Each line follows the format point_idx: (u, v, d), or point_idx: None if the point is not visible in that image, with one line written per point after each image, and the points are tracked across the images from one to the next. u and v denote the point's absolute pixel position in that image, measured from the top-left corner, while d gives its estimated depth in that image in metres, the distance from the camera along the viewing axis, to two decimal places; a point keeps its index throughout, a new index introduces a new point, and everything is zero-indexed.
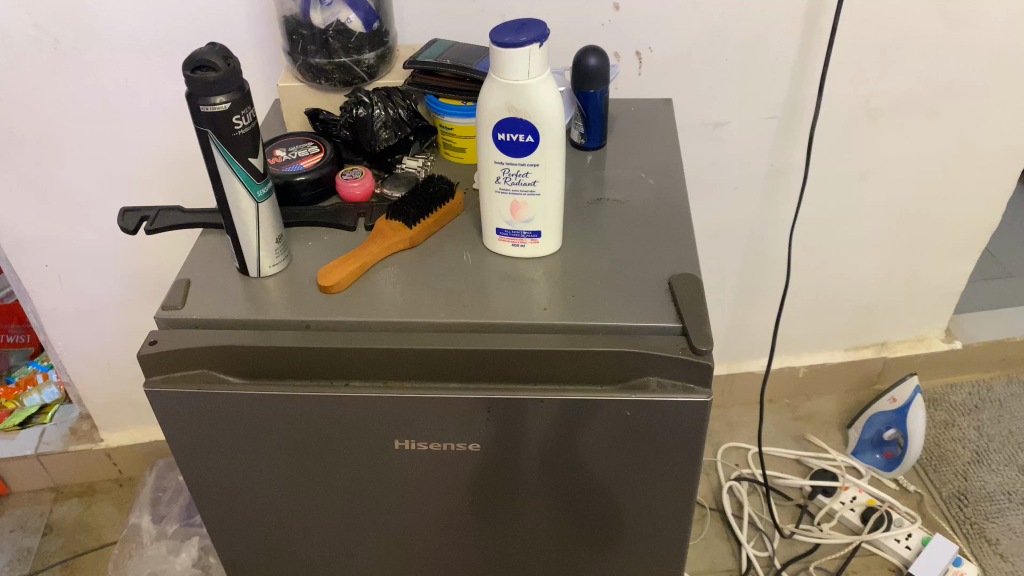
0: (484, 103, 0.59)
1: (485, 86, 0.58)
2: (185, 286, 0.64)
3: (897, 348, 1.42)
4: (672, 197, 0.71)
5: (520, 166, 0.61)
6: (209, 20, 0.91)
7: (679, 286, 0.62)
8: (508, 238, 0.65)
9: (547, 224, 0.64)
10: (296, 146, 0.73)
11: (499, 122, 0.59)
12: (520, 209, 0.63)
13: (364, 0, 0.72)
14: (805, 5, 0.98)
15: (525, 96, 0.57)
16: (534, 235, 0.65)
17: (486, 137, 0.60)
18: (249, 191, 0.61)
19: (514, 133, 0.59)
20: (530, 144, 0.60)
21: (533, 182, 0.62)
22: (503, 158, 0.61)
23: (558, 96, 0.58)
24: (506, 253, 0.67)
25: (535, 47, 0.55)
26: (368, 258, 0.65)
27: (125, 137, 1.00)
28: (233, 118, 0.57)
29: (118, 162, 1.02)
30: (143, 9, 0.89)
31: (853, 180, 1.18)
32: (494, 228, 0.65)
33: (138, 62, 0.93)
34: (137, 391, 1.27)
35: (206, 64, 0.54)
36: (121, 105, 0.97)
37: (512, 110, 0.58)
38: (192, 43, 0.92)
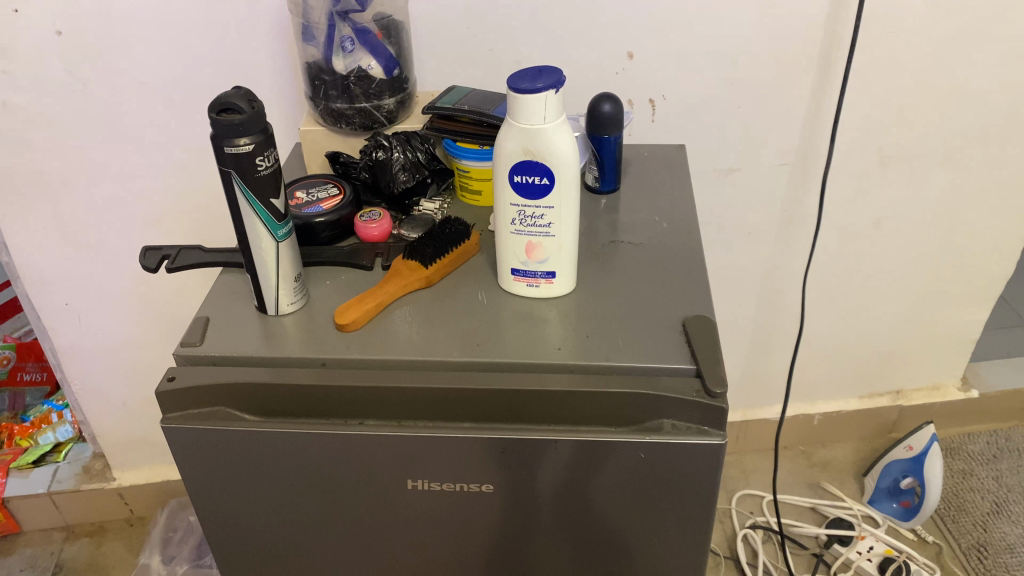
0: (501, 146, 0.60)
1: (502, 130, 0.60)
2: (203, 324, 0.65)
3: (913, 396, 1.41)
4: (684, 241, 0.72)
5: (535, 208, 0.62)
6: (233, 65, 0.93)
7: (693, 328, 0.62)
8: (523, 278, 0.66)
9: (561, 265, 0.65)
10: (317, 187, 0.74)
11: (515, 165, 0.60)
12: (535, 249, 0.64)
13: (385, 47, 0.74)
14: (817, 54, 1.00)
15: (541, 139, 0.58)
16: (549, 275, 0.65)
17: (503, 180, 0.61)
18: (270, 230, 0.62)
19: (530, 176, 0.60)
20: (546, 186, 0.61)
21: (549, 223, 0.63)
22: (519, 200, 0.62)
23: (575, 141, 0.60)
24: (520, 293, 0.67)
25: (551, 92, 0.57)
26: (384, 297, 0.66)
27: (148, 179, 1.02)
28: (256, 159, 0.58)
29: (140, 202, 1.04)
30: (171, 55, 0.92)
31: (866, 226, 1.18)
32: (509, 269, 0.66)
33: (164, 105, 0.96)
34: (151, 430, 1.28)
35: (232, 107, 0.56)
36: (146, 147, 0.99)
37: (529, 153, 0.59)
38: (216, 88, 0.95)
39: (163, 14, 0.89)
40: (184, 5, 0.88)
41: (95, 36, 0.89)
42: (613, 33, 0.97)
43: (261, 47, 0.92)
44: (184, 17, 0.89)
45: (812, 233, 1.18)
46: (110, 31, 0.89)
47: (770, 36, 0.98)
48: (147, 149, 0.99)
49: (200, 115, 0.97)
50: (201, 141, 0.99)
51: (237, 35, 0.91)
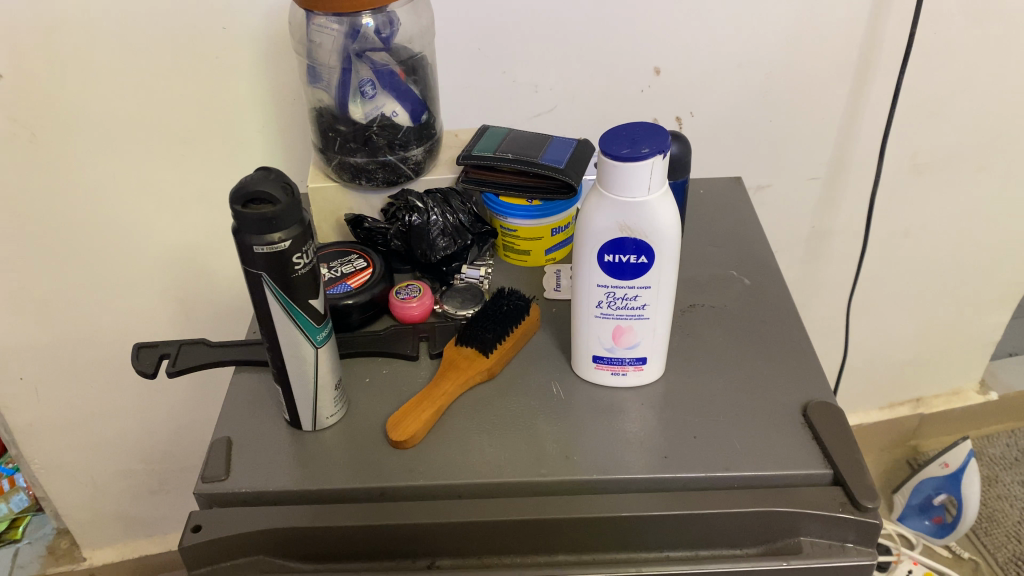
0: (587, 220, 0.49)
1: (589, 200, 0.49)
2: (226, 448, 0.53)
3: (933, 403, 1.36)
4: (773, 301, 0.62)
5: (628, 290, 0.52)
6: (207, 102, 0.80)
7: (818, 420, 0.53)
8: (607, 366, 0.55)
9: (654, 349, 0.54)
10: (339, 259, 0.63)
11: (606, 242, 0.50)
12: (624, 334, 0.54)
13: (410, 90, 0.63)
14: (856, 60, 0.91)
15: (643, 213, 0.48)
16: (639, 362, 0.55)
17: (589, 258, 0.51)
18: (308, 335, 0.50)
19: (625, 254, 0.50)
20: (643, 265, 0.50)
21: (643, 305, 0.52)
22: (608, 281, 0.51)
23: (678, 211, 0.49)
24: (600, 381, 0.57)
25: (659, 158, 0.46)
26: (443, 399, 0.55)
27: (111, 234, 0.88)
28: (292, 258, 0.47)
29: (103, 260, 0.90)
30: (134, 95, 0.78)
31: (896, 237, 1.11)
32: (589, 355, 0.55)
33: (128, 152, 0.82)
34: (127, 502, 1.14)
35: (261, 196, 0.45)
36: (106, 200, 0.85)
37: (626, 230, 0.49)
38: (190, 127, 0.82)
39: (125, 49, 0.75)
40: (148, 37, 0.75)
41: (42, 78, 0.75)
42: (638, 47, 0.86)
43: (241, 81, 0.80)
44: (149, 52, 0.76)
45: (840, 248, 1.10)
46: (62, 72, 0.75)
47: (807, 44, 0.89)
48: (108, 202, 0.86)
49: (172, 159, 0.84)
50: (173, 188, 0.86)
51: (212, 68, 0.78)
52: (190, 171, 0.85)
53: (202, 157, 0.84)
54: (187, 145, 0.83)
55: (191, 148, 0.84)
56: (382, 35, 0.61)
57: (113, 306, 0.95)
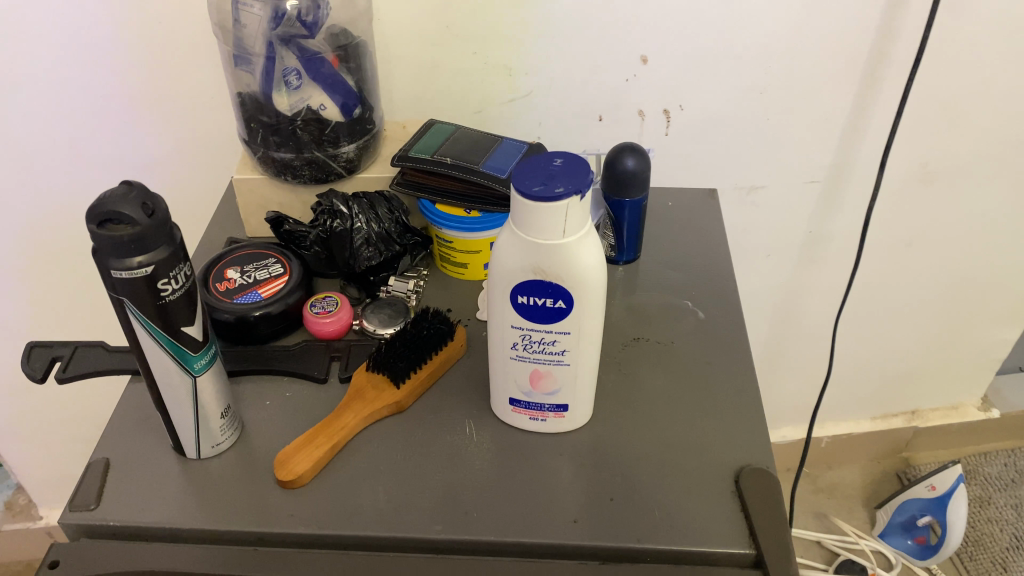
0: (498, 258, 0.44)
1: (501, 236, 0.44)
2: (103, 473, 0.49)
3: (929, 417, 1.29)
4: (726, 341, 0.57)
5: (545, 334, 0.46)
6: (149, 83, 0.73)
7: (750, 489, 0.47)
8: (525, 410, 0.50)
9: (577, 397, 0.49)
10: (254, 263, 0.58)
11: (519, 282, 0.44)
12: (542, 379, 0.48)
13: (343, 81, 0.57)
14: (864, 59, 0.83)
15: (558, 257, 0.42)
16: (559, 409, 0.49)
17: (502, 297, 0.45)
18: (182, 363, 0.45)
19: (540, 297, 0.44)
20: (560, 310, 0.45)
21: (562, 351, 0.47)
22: (523, 324, 0.46)
23: (602, 253, 0.44)
24: (519, 424, 0.51)
25: (576, 200, 0.40)
26: (341, 435, 0.50)
27: (51, 215, 0.82)
28: (158, 283, 0.42)
29: (45, 242, 0.85)
30: (69, 71, 0.72)
31: (899, 247, 1.03)
32: (506, 398, 0.50)
33: (65, 129, 0.76)
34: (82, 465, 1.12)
35: (118, 216, 0.40)
36: (44, 179, 0.79)
37: (540, 273, 0.43)
38: (132, 108, 0.75)
39: None
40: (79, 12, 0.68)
41: None
42: (621, 33, 0.79)
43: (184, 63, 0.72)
44: (80, 26, 0.69)
45: (838, 256, 1.03)
46: None
47: (810, 39, 0.81)
48: (47, 181, 0.80)
49: (114, 140, 0.77)
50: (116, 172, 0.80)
51: (150, 47, 0.71)
52: (134, 153, 0.79)
53: (147, 141, 0.78)
54: (130, 127, 0.76)
55: (135, 130, 0.77)
56: (305, 20, 0.54)
57: (56, 289, 0.89)
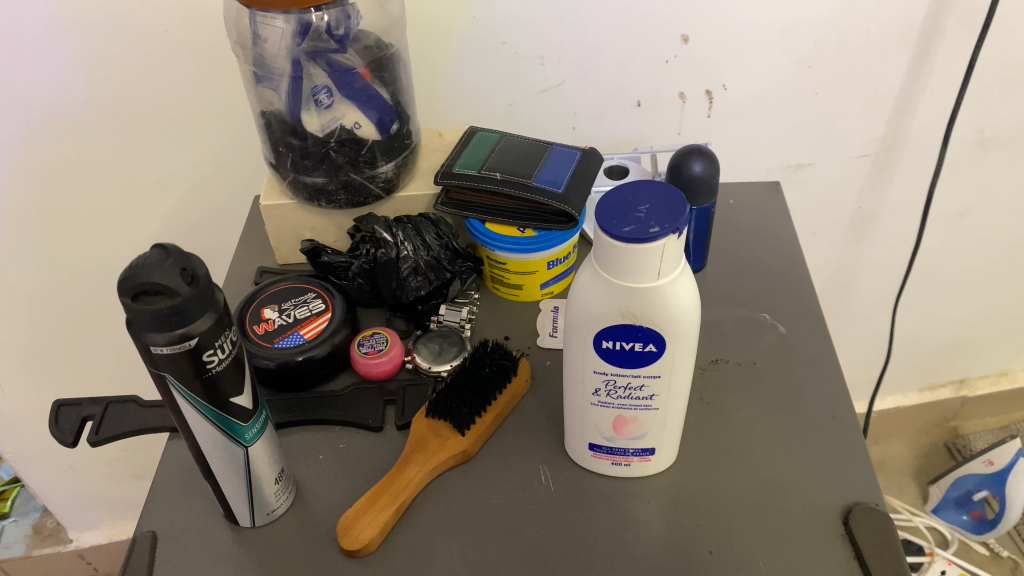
0: (578, 297, 0.39)
1: (582, 274, 0.39)
2: (151, 548, 0.45)
3: (978, 385, 1.25)
4: (811, 357, 0.53)
5: (633, 379, 0.41)
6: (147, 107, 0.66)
7: (863, 533, 0.43)
8: (607, 455, 0.46)
9: (665, 440, 0.44)
10: (293, 300, 0.53)
11: (604, 327, 0.39)
12: (627, 424, 0.44)
13: (378, 94, 0.52)
14: (921, 26, 0.75)
15: (652, 301, 0.37)
16: (645, 453, 0.45)
17: (584, 342, 0.40)
18: (231, 434, 0.41)
19: (628, 342, 0.39)
20: (651, 354, 0.40)
21: (651, 395, 0.42)
22: (609, 369, 0.41)
23: (697, 289, 0.39)
24: (599, 469, 0.47)
25: (673, 237, 0.35)
26: (407, 492, 0.45)
27: (56, 262, 0.75)
28: (203, 355, 0.37)
29: (55, 290, 0.78)
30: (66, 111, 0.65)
31: (951, 217, 0.96)
32: (586, 443, 0.45)
33: (65, 174, 0.69)
34: (111, 487, 1.08)
35: (156, 286, 0.34)
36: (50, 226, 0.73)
37: (629, 317, 0.38)
38: (137, 142, 0.68)
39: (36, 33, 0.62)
40: (71, 43, 0.60)
41: None
42: (660, 11, 0.72)
43: (190, 86, 0.65)
44: (75, 58, 0.61)
45: (890, 231, 0.96)
46: None
47: (863, 8, 0.74)
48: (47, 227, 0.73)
49: (121, 178, 0.71)
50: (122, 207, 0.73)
51: (153, 73, 0.64)
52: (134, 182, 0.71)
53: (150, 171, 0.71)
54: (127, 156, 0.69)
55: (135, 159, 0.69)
56: (336, 33, 0.49)
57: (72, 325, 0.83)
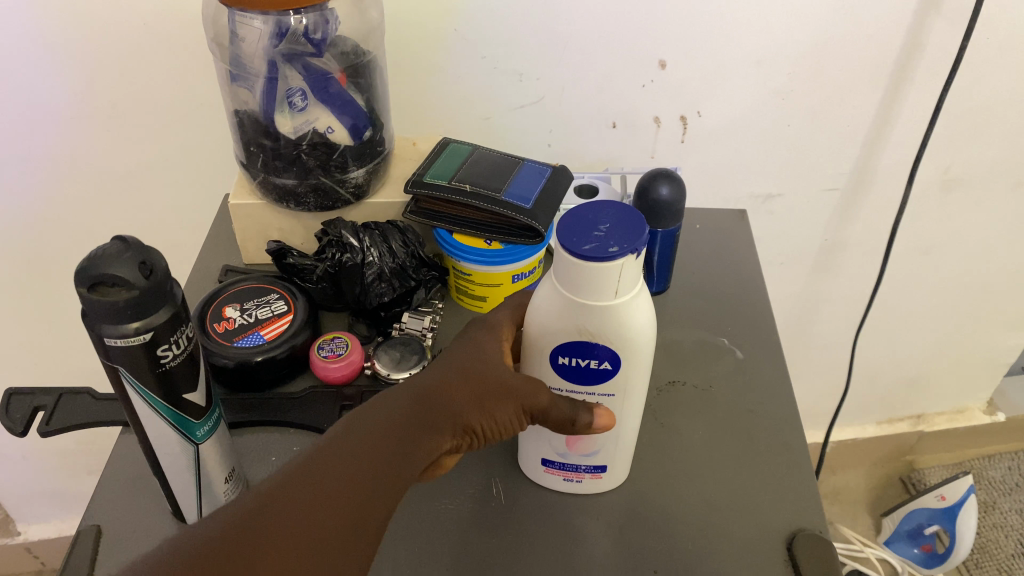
0: (538, 313, 0.40)
1: (542, 291, 0.39)
2: (95, 539, 0.44)
3: (934, 421, 1.27)
4: (766, 383, 0.54)
5: (587, 396, 0.42)
6: (122, 96, 0.65)
7: (805, 562, 0.43)
8: (559, 470, 0.46)
9: (617, 457, 0.45)
10: (256, 300, 0.53)
11: (560, 343, 0.40)
12: (579, 441, 0.44)
13: (353, 101, 0.52)
14: (892, 64, 0.77)
15: (606, 318, 0.38)
16: (597, 470, 0.45)
17: (540, 357, 0.41)
18: (180, 429, 0.41)
19: (583, 358, 0.40)
20: (606, 371, 0.40)
21: None
22: (564, 385, 0.42)
23: (655, 314, 0.39)
24: (553, 485, 0.47)
25: (631, 258, 0.36)
26: None
27: (19, 248, 0.74)
28: (158, 350, 0.37)
29: (15, 278, 0.77)
30: (38, 95, 0.64)
31: (914, 255, 0.97)
32: (538, 457, 0.46)
33: (35, 161, 0.68)
34: (62, 481, 1.07)
35: (114, 280, 0.34)
36: (13, 213, 0.72)
37: (585, 334, 0.39)
38: (108, 132, 0.68)
39: None
40: (46, 27, 0.60)
41: None
42: (639, 35, 0.73)
43: (169, 81, 0.65)
44: (49, 43, 0.61)
45: (854, 264, 0.98)
46: None
47: (837, 43, 0.75)
48: (13, 213, 0.72)
49: (92, 168, 0.70)
50: (93, 199, 0.72)
51: (129, 64, 0.63)
52: (103, 171, 0.71)
53: (122, 163, 0.70)
54: (96, 143, 0.68)
55: (105, 147, 0.69)
56: (313, 37, 0.50)
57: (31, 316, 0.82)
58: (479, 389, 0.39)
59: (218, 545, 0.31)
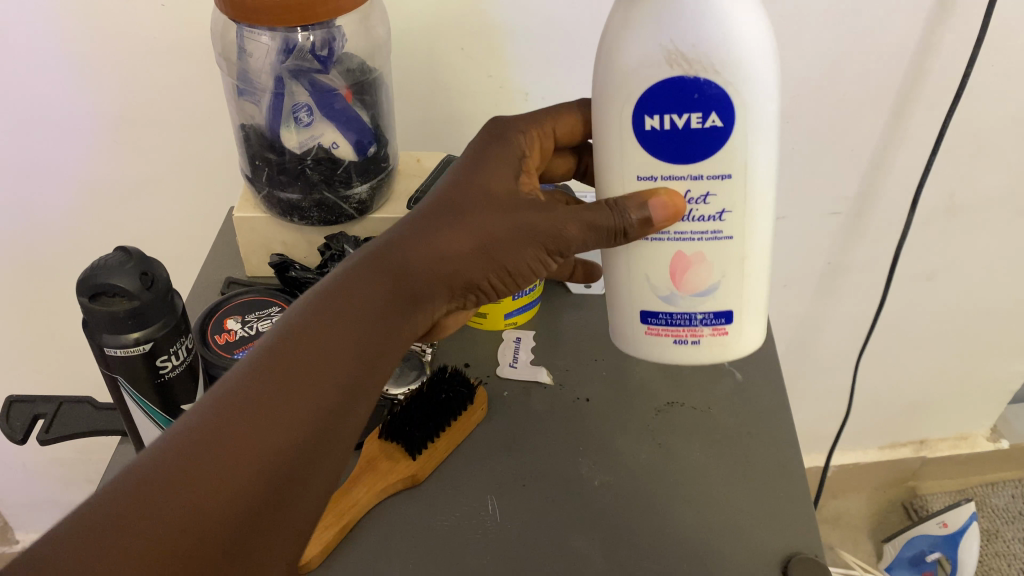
0: (625, 62, 0.40)
1: (628, 35, 0.39)
2: None
3: (938, 447, 1.26)
4: (764, 404, 0.54)
5: (694, 188, 0.42)
6: (133, 108, 0.66)
7: None
8: (670, 330, 0.46)
9: (736, 300, 0.45)
10: (256, 312, 0.53)
11: (650, 94, 0.40)
12: (697, 263, 0.44)
13: (358, 116, 0.53)
14: (896, 88, 0.77)
15: (704, 32, 0.38)
16: (720, 321, 0.45)
17: (624, 121, 0.41)
18: None
19: (681, 114, 0.40)
20: (714, 128, 0.40)
21: (722, 211, 0.42)
22: (658, 169, 0.42)
23: (761, 33, 0.39)
24: (665, 352, 0.47)
25: None
26: (352, 512, 0.46)
27: (26, 256, 0.75)
28: (158, 360, 0.37)
29: (21, 286, 0.77)
30: (51, 105, 0.65)
31: (918, 279, 0.97)
32: (647, 309, 0.46)
33: (45, 170, 0.69)
34: (61, 491, 1.07)
35: (115, 290, 0.35)
36: (22, 222, 0.73)
37: (680, 62, 0.39)
38: (117, 144, 0.69)
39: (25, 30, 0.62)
40: (59, 38, 0.61)
41: None
42: None
43: (178, 94, 0.66)
44: (61, 54, 0.62)
45: (858, 288, 0.98)
46: None
47: (841, 67, 0.75)
48: (22, 222, 0.73)
49: (101, 179, 0.71)
50: (99, 209, 0.73)
51: (140, 77, 0.64)
52: (110, 182, 0.71)
53: (131, 174, 0.71)
54: (104, 154, 0.69)
55: (112, 158, 0.69)
56: (319, 54, 0.50)
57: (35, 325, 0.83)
58: (477, 248, 0.42)
59: (210, 435, 0.32)
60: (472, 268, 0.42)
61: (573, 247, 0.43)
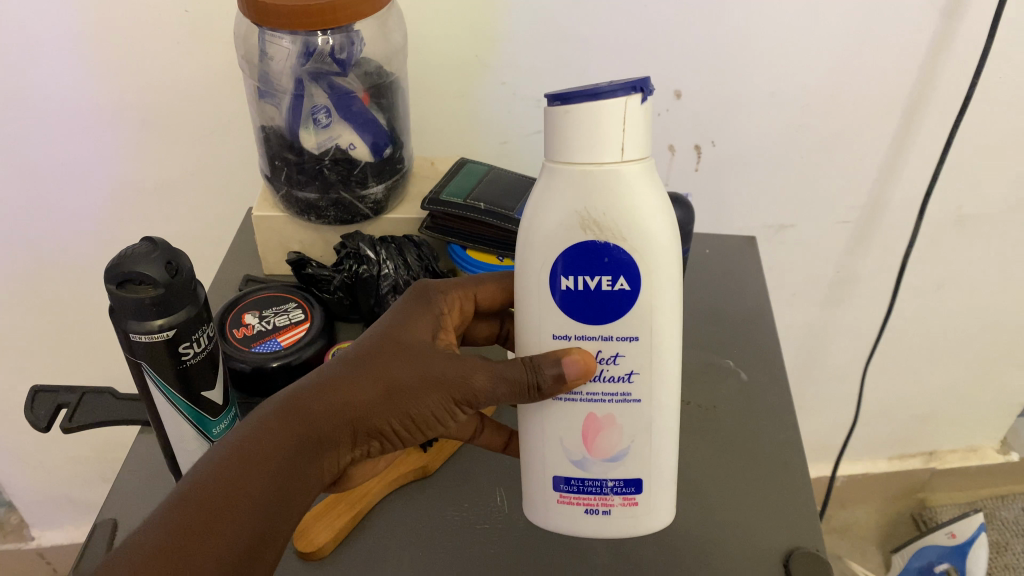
0: (542, 225, 0.38)
1: (546, 199, 0.37)
2: (110, 533, 0.46)
3: (947, 459, 1.26)
4: (768, 405, 0.55)
5: (604, 349, 0.39)
6: (157, 109, 0.68)
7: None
8: (580, 498, 0.42)
9: (648, 469, 0.41)
10: (274, 308, 0.55)
11: (563, 259, 0.38)
12: (608, 424, 0.41)
13: (374, 120, 0.54)
14: (904, 99, 0.78)
15: (613, 200, 0.36)
16: (628, 489, 0.42)
17: (541, 284, 0.39)
18: (198, 425, 0.43)
19: (594, 276, 0.38)
20: (623, 291, 0.38)
21: (629, 371, 0.40)
22: (571, 329, 0.39)
23: (671, 217, 0.38)
24: (578, 527, 0.42)
25: (630, 98, 0.35)
26: (363, 503, 0.47)
27: (49, 254, 0.77)
28: (180, 346, 0.39)
29: (45, 284, 0.79)
30: (78, 106, 0.67)
31: (927, 289, 0.98)
32: (557, 476, 0.42)
33: (69, 169, 0.71)
34: (77, 488, 1.08)
35: (141, 277, 0.36)
36: (46, 219, 0.75)
37: (591, 228, 0.37)
38: (141, 145, 0.71)
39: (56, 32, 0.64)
40: (87, 41, 0.63)
41: None
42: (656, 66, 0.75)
43: (200, 97, 0.68)
44: (90, 56, 0.64)
45: (866, 297, 0.98)
46: None
47: (849, 78, 0.77)
48: (47, 220, 0.75)
49: (124, 178, 0.73)
50: (122, 209, 0.75)
51: (164, 79, 0.66)
52: (133, 182, 0.73)
53: (153, 175, 0.73)
54: (128, 154, 0.71)
55: (136, 158, 0.71)
56: (338, 57, 0.52)
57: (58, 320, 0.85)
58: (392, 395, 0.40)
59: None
60: (383, 413, 0.40)
61: (483, 398, 0.41)
